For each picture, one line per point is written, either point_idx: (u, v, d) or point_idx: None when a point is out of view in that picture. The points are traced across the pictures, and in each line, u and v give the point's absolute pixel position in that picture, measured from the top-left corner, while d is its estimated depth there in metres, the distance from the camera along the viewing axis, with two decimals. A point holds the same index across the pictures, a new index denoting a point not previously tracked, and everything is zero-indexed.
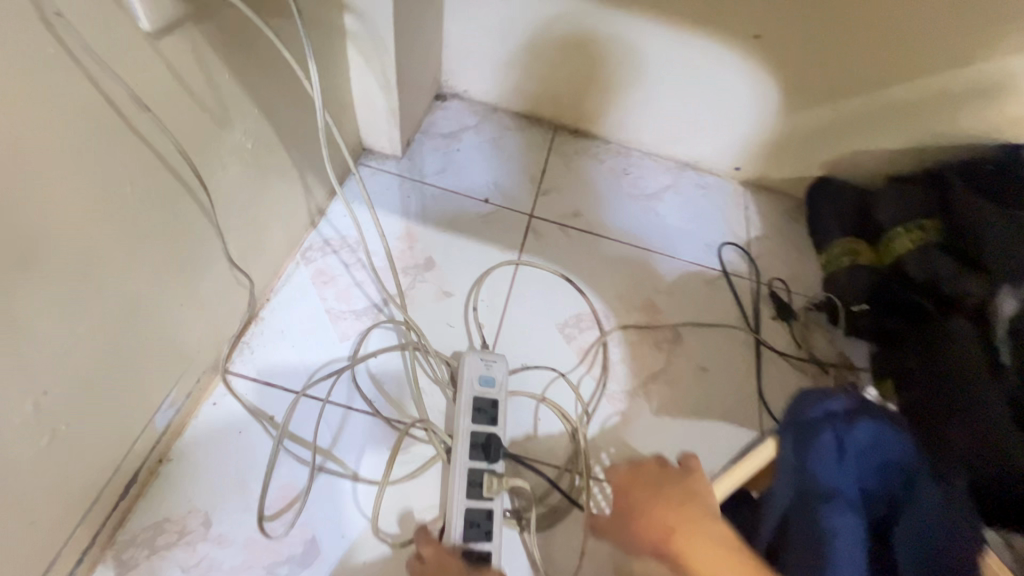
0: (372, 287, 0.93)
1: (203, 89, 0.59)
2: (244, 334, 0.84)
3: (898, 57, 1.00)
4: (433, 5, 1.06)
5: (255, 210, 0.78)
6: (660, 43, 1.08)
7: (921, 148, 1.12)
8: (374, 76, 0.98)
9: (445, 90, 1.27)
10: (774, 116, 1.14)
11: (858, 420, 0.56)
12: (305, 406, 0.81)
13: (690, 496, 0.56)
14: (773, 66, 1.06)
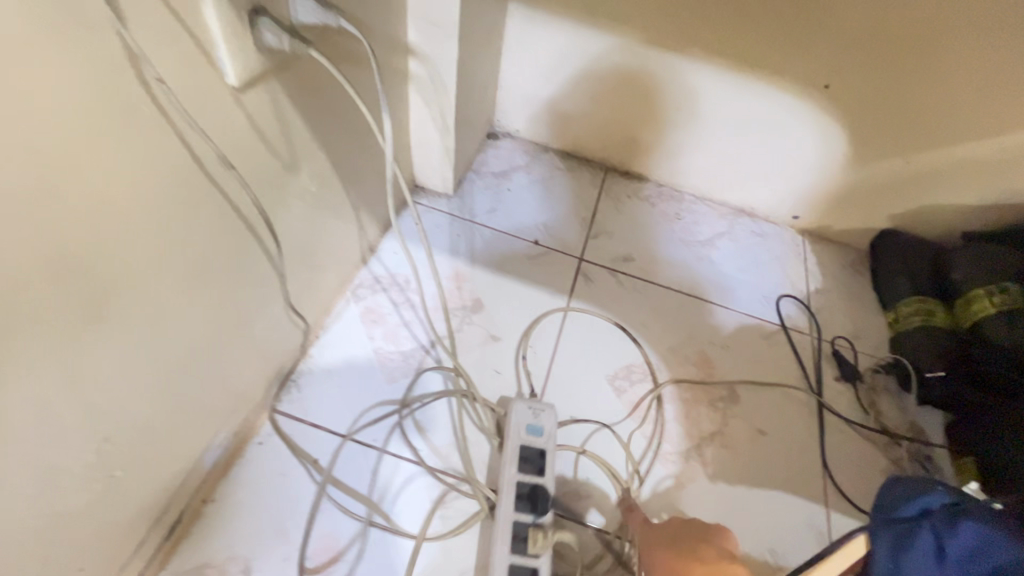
0: (420, 328, 0.92)
1: (278, 137, 0.59)
2: (291, 372, 0.84)
3: (979, 111, 0.95)
4: (493, 48, 1.07)
5: (314, 250, 0.79)
6: (721, 90, 1.05)
7: (1000, 205, 1.05)
8: (433, 117, 0.98)
9: (498, 128, 1.28)
10: (839, 166, 1.09)
11: (960, 519, 0.51)
12: (349, 450, 0.80)
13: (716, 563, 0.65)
14: (841, 116, 1.02)
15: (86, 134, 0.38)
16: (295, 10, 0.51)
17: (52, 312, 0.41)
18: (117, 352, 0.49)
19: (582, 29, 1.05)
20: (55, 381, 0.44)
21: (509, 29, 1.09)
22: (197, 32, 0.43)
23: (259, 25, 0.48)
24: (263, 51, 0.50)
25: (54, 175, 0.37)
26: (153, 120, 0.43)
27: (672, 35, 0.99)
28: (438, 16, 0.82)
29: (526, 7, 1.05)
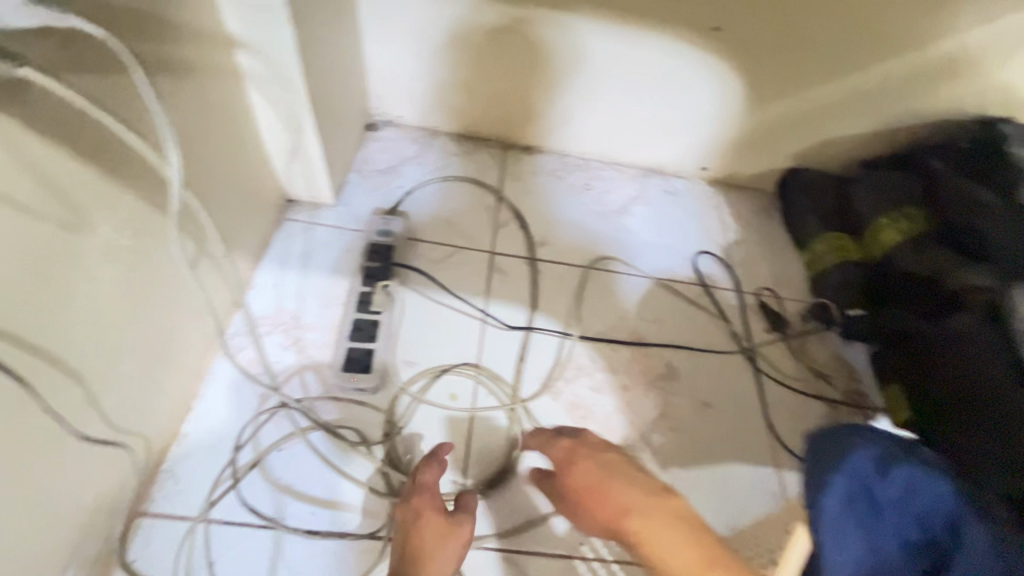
0: (317, 367, 0.79)
1: (32, 187, 0.43)
2: (162, 462, 0.68)
3: (863, 42, 0.92)
4: (346, 26, 0.91)
5: (155, 317, 0.62)
6: (603, 44, 0.96)
7: (888, 130, 1.06)
8: (283, 120, 0.82)
9: (376, 117, 1.13)
10: (736, 111, 1.05)
11: (892, 467, 0.48)
12: (201, 546, 0.65)
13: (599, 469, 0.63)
14: (734, 59, 0.97)
15: None
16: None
17: None
18: None
19: None
20: None
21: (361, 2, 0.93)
22: None
23: None
24: None
25: None
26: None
27: None
28: None
29: None
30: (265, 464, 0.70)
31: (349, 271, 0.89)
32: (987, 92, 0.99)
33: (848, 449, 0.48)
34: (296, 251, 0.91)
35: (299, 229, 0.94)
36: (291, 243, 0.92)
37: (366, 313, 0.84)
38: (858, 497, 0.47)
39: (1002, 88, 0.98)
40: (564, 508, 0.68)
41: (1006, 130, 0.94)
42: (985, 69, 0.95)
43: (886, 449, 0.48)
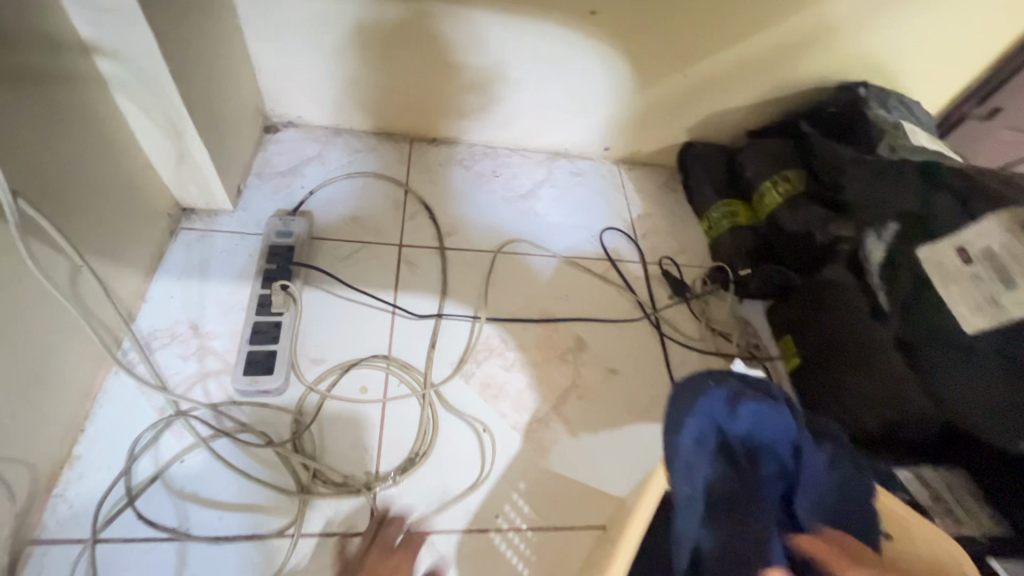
0: (220, 373, 0.78)
1: None
2: (53, 487, 0.66)
3: (731, 20, 0.98)
4: (223, 28, 0.89)
5: (23, 339, 0.60)
6: (484, 35, 0.98)
7: (768, 100, 1.13)
8: (160, 127, 0.80)
9: (274, 119, 1.11)
10: (627, 91, 1.10)
11: (740, 403, 0.49)
12: (97, 568, 0.63)
13: None
14: (616, 42, 1.01)
15: None
16: None
17: None
18: None
19: None
20: None
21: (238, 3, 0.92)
22: None
23: None
24: None
25: None
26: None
27: None
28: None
29: None
30: (166, 478, 0.69)
31: (249, 275, 0.88)
32: (848, 59, 1.07)
33: (703, 389, 0.49)
34: (193, 260, 0.89)
35: (195, 238, 0.91)
36: (187, 253, 0.89)
37: (267, 316, 0.83)
38: (712, 436, 0.49)
39: (859, 54, 1.06)
40: None
41: (864, 95, 1.04)
42: (842, 38, 1.03)
43: (735, 387, 0.50)
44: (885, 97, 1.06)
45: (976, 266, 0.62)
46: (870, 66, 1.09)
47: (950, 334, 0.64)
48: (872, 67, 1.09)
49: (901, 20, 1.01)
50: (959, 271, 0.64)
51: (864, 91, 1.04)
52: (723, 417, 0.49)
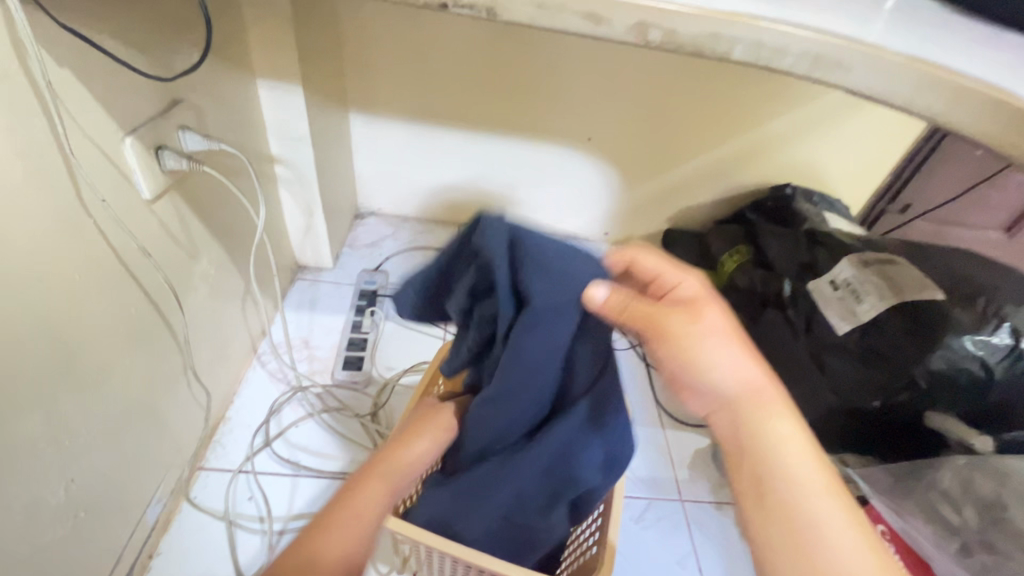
0: (325, 371, 1.10)
1: (175, 232, 0.76)
2: (214, 434, 0.97)
3: (690, 144, 1.39)
4: (343, 150, 1.34)
5: (218, 328, 0.94)
6: (511, 153, 1.41)
7: (728, 198, 1.50)
8: (300, 208, 1.21)
9: (363, 209, 1.54)
10: (619, 192, 1.49)
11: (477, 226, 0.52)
12: (242, 486, 0.92)
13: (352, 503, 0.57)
14: (607, 158, 1.42)
15: (67, 243, 0.58)
16: (185, 142, 0.74)
17: (36, 373, 0.57)
18: (84, 402, 0.64)
19: (410, 128, 1.36)
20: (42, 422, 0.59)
21: (353, 133, 1.37)
22: (121, 165, 0.64)
23: (163, 156, 0.70)
24: (165, 172, 0.71)
25: (44, 272, 0.56)
26: (79, 221, 0.59)
27: (476, 120, 1.34)
28: (290, 132, 1.07)
29: (363, 116, 1.34)
30: (286, 434, 0.99)
31: (345, 310, 1.24)
32: (784, 169, 1.44)
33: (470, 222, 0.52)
34: (306, 298, 1.25)
35: (307, 285, 1.29)
36: (303, 293, 1.27)
37: (358, 335, 1.17)
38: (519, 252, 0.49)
39: (794, 167, 1.43)
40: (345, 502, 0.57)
41: (792, 192, 1.39)
42: (778, 154, 1.40)
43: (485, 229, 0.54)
44: (810, 194, 1.39)
45: (842, 291, 0.94)
46: (803, 175, 1.45)
47: (829, 338, 0.94)
48: (804, 175, 1.45)
49: (819, 144, 1.39)
50: (833, 296, 0.96)
51: (792, 190, 1.38)
52: (535, 241, 0.47)
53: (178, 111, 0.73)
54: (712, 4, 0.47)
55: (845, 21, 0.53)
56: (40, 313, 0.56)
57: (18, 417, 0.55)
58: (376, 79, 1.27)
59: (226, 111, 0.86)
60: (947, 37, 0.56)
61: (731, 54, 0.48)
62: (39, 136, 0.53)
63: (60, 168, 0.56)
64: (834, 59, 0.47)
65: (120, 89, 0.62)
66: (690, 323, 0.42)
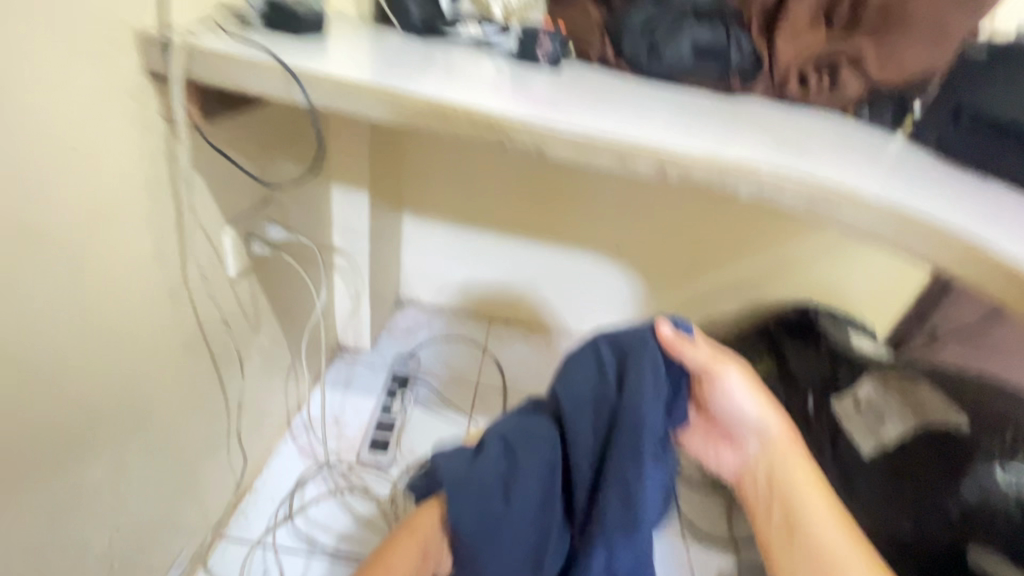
0: (350, 450, 1.14)
1: (248, 309, 0.87)
2: (238, 505, 1.00)
3: (714, 259, 1.47)
4: (394, 245, 1.48)
5: (262, 399, 1.00)
6: (545, 258, 1.52)
7: (752, 312, 1.55)
8: (350, 293, 1.32)
9: (404, 298, 1.65)
10: (645, 299, 1.57)
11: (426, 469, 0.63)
12: (258, 561, 0.93)
13: None
14: (635, 266, 1.51)
15: (163, 309, 0.68)
16: (270, 233, 0.87)
17: (110, 420, 0.64)
18: (140, 453, 0.71)
19: (455, 230, 1.50)
20: (102, 467, 0.65)
21: (405, 231, 1.53)
22: (218, 249, 0.76)
23: (251, 243, 0.82)
24: (249, 256, 0.83)
25: (139, 332, 0.65)
26: (179, 293, 0.70)
27: (515, 227, 1.47)
28: (352, 228, 1.22)
29: (416, 217, 1.50)
30: (304, 511, 1.01)
31: (377, 391, 1.30)
32: (808, 288, 1.49)
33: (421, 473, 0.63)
34: (342, 378, 1.33)
35: (344, 366, 1.37)
36: (341, 373, 1.34)
37: (387, 417, 1.22)
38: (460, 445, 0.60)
39: (817, 286, 1.49)
40: None
41: (815, 309, 1.42)
42: (800, 274, 1.47)
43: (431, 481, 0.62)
44: (834, 314, 1.42)
45: (863, 408, 0.98)
46: (828, 294, 1.50)
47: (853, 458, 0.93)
48: (829, 294, 1.50)
49: (839, 267, 1.45)
50: (855, 413, 0.99)
51: (815, 308, 1.42)
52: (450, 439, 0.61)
53: (269, 208, 0.87)
54: (721, 153, 0.57)
55: (839, 170, 0.62)
56: (127, 366, 0.65)
57: (87, 460, 0.62)
58: (431, 187, 1.43)
59: (306, 208, 1.01)
60: (934, 188, 0.64)
61: (737, 190, 0.57)
62: (164, 223, 0.65)
63: (173, 248, 0.68)
64: (826, 201, 0.56)
65: (230, 189, 0.75)
66: (727, 385, 0.53)
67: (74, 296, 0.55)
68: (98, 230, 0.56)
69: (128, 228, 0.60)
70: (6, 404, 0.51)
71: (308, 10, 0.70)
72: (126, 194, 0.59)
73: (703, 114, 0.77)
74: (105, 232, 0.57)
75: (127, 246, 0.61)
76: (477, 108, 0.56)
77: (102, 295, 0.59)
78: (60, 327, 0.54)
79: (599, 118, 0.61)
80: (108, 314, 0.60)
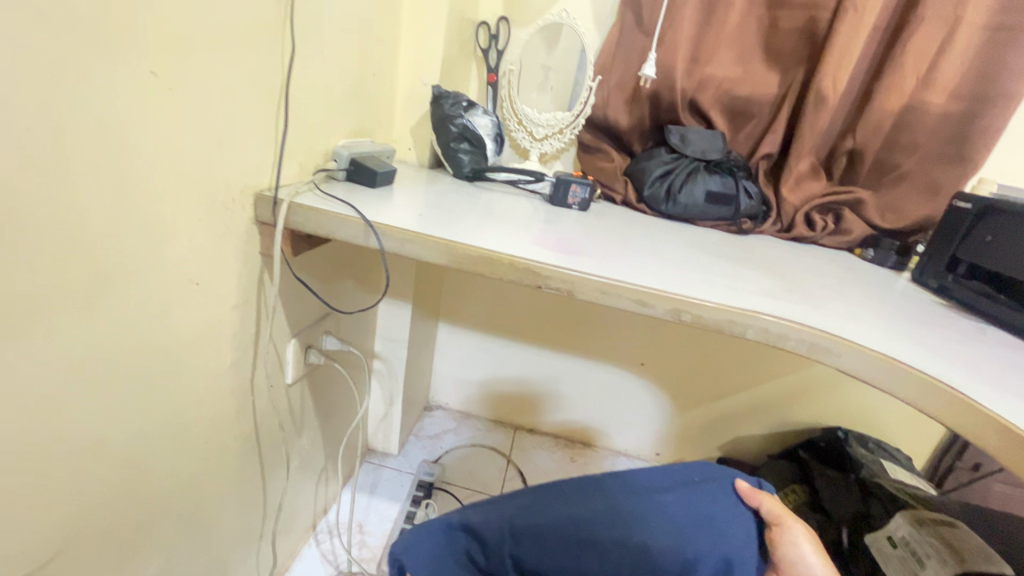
0: (372, 559, 1.15)
1: (296, 413, 0.95)
2: None
3: (738, 377, 1.50)
4: (428, 351, 1.57)
5: (294, 502, 1.04)
6: (571, 369, 1.58)
7: (780, 433, 1.54)
8: (384, 397, 1.39)
9: (433, 402, 1.71)
10: (670, 414, 1.58)
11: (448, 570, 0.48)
12: None
13: None
14: (659, 382, 1.55)
15: (231, 416, 0.77)
16: (325, 344, 0.98)
17: (170, 519, 0.70)
18: (186, 554, 0.75)
19: (486, 339, 1.59)
20: (152, 567, 0.70)
21: (439, 338, 1.62)
22: (283, 360, 0.86)
23: (309, 354, 0.92)
24: (306, 365, 0.93)
25: (210, 439, 0.74)
26: (244, 399, 0.79)
27: (543, 339, 1.55)
28: (393, 336, 1.32)
29: (450, 326, 1.60)
30: None
31: (402, 498, 1.33)
32: (835, 411, 1.49)
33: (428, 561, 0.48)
34: (369, 482, 1.36)
35: (371, 469, 1.41)
36: (369, 476, 1.38)
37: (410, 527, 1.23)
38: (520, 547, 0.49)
39: (844, 410, 1.48)
40: None
41: (844, 435, 1.40)
42: (825, 396, 1.47)
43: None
44: (865, 440, 1.40)
45: (901, 549, 0.93)
46: (857, 419, 1.49)
47: None
48: (858, 419, 1.48)
49: (865, 391, 1.45)
50: (892, 553, 0.94)
51: (844, 433, 1.41)
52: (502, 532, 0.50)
53: (327, 322, 0.97)
54: (727, 301, 0.65)
55: (837, 315, 0.69)
56: (194, 468, 0.72)
57: (141, 558, 0.68)
58: (465, 299, 1.55)
59: (356, 319, 1.11)
60: (932, 334, 0.70)
61: (745, 334, 0.65)
62: (245, 339, 0.76)
63: (248, 361, 0.78)
64: (828, 348, 0.63)
65: (297, 307, 0.86)
66: (800, 542, 0.55)
67: (166, 407, 0.65)
68: (194, 348, 0.67)
69: (217, 343, 0.71)
70: (98, 504, 0.59)
71: (382, 167, 0.86)
72: (220, 315, 0.70)
73: (715, 255, 0.87)
74: (198, 350, 0.68)
75: (212, 361, 0.71)
76: (518, 257, 0.67)
77: (185, 402, 0.68)
78: (149, 434, 0.63)
79: (621, 265, 0.71)
80: (186, 422, 0.69)
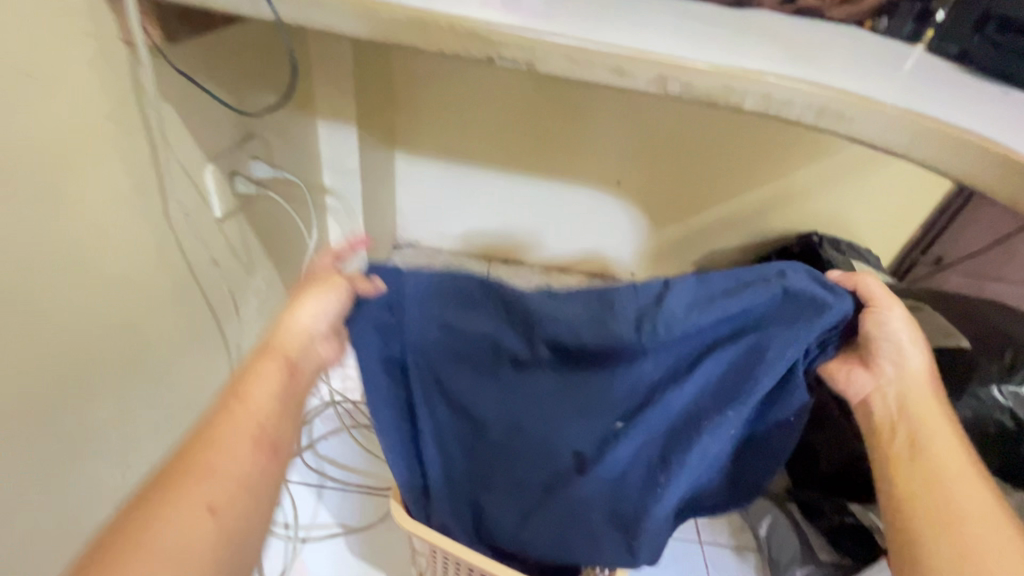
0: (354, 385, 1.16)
1: (238, 249, 0.85)
2: None
3: (720, 189, 1.42)
4: (387, 184, 1.44)
5: None
6: (545, 192, 1.47)
7: (756, 243, 1.52)
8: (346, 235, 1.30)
9: (401, 240, 1.62)
10: (646, 233, 1.53)
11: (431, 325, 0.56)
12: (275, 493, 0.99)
13: (217, 444, 0.48)
14: (636, 200, 1.47)
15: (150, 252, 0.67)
16: (255, 170, 0.83)
17: (110, 361, 0.65)
18: (144, 395, 0.72)
19: (450, 166, 1.45)
20: (106, 408, 0.66)
21: (398, 169, 1.47)
22: (202, 188, 0.73)
23: (236, 181, 0.79)
24: (235, 195, 0.81)
25: (130, 276, 0.65)
26: (161, 233, 0.68)
27: (513, 162, 1.42)
28: (342, 165, 1.17)
29: (408, 154, 1.44)
30: (316, 447, 1.05)
31: None
32: (813, 216, 1.45)
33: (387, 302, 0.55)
34: None
35: None
36: None
37: None
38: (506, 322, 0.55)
39: (822, 215, 1.45)
40: (213, 433, 0.49)
41: (820, 239, 1.39)
42: (805, 202, 1.43)
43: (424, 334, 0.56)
44: (839, 242, 1.39)
45: None
46: (835, 223, 1.46)
47: None
48: (836, 223, 1.46)
49: (847, 192, 1.40)
50: None
51: (819, 237, 1.39)
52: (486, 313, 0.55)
53: (252, 143, 0.82)
54: (724, 62, 0.53)
55: (852, 78, 0.58)
56: (120, 308, 0.65)
57: (89, 401, 0.63)
58: (422, 120, 1.37)
59: (291, 145, 0.96)
60: (956, 97, 0.60)
61: (743, 104, 0.53)
62: (139, 159, 0.63)
63: (151, 187, 0.65)
64: (841, 113, 0.52)
65: (203, 122, 0.71)
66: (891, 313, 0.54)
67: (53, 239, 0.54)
68: (67, 167, 0.54)
69: (99, 162, 0.58)
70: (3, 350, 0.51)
71: None
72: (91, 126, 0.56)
73: (708, 23, 0.71)
74: (74, 169, 0.55)
75: (99, 185, 0.58)
76: (460, 18, 0.51)
77: (82, 238, 0.57)
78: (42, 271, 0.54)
79: (595, 27, 0.56)
80: (89, 258, 0.59)
